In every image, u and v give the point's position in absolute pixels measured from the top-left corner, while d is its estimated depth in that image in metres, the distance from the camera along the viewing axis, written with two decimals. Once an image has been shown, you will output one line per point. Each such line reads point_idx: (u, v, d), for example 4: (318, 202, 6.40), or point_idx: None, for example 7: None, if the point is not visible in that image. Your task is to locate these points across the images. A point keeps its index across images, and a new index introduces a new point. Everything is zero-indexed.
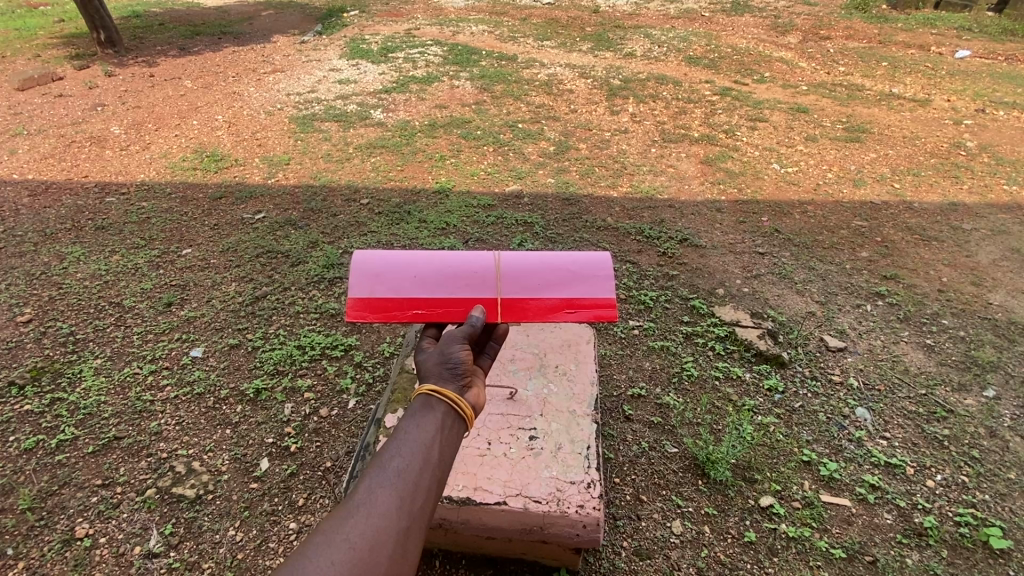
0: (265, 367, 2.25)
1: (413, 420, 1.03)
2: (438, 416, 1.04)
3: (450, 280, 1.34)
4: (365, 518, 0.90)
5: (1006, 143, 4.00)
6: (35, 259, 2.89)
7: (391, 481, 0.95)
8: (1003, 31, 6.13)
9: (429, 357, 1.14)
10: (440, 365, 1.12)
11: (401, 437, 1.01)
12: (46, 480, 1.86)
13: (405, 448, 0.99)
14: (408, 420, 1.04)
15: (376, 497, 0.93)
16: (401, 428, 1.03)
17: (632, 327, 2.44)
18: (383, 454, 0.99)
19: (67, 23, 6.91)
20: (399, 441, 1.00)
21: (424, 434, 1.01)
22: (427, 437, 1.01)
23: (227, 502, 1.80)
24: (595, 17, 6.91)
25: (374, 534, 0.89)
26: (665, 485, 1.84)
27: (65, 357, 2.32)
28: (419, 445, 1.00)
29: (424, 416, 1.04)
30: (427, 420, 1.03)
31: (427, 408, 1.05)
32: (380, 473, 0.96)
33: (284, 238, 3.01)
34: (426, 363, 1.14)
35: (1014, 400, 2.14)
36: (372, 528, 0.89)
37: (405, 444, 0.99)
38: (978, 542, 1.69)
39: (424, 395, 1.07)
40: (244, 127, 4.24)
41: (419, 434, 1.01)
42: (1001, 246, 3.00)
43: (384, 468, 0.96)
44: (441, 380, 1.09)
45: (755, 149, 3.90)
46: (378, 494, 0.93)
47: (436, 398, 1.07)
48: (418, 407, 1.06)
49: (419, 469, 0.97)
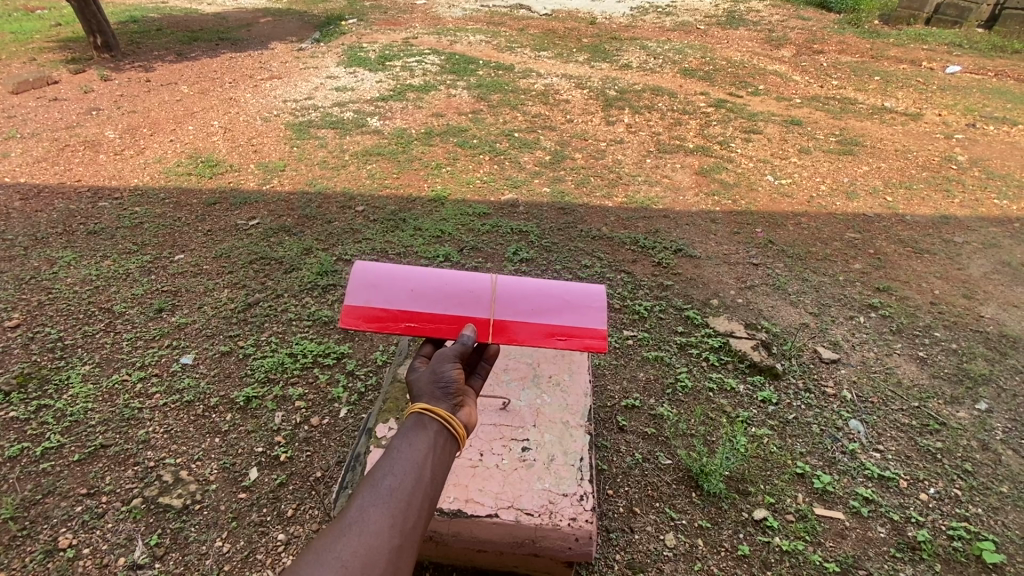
0: (256, 375, 2.22)
1: (404, 438, 1.02)
2: (430, 436, 1.03)
3: (444, 297, 1.35)
4: (357, 536, 0.89)
5: (996, 158, 4.04)
6: (25, 264, 2.86)
7: (384, 499, 0.94)
8: (993, 47, 6.21)
9: (422, 375, 1.14)
10: (432, 384, 1.11)
11: (391, 456, 1.00)
12: (30, 489, 1.83)
13: (398, 466, 0.98)
14: (400, 440, 1.02)
15: (370, 515, 0.92)
16: (393, 446, 1.01)
17: (626, 338, 2.43)
18: (376, 471, 0.98)
19: (64, 27, 6.90)
20: (391, 460, 0.99)
21: (414, 454, 1.00)
22: (419, 455, 1.00)
23: (215, 512, 1.78)
24: (593, 28, 6.97)
25: (368, 551, 0.88)
26: (658, 497, 1.83)
27: (52, 363, 2.30)
28: (411, 464, 0.98)
29: (417, 436, 1.02)
30: (419, 440, 1.02)
31: (419, 427, 1.04)
32: (373, 491, 0.95)
33: (277, 245, 2.99)
34: (418, 381, 1.13)
35: (1006, 414, 2.14)
36: (365, 546, 0.88)
37: (397, 464, 0.98)
38: (970, 556, 1.69)
39: (416, 414, 1.06)
40: (240, 133, 4.23)
41: (412, 453, 1.00)
42: (992, 259, 3.02)
43: (376, 487, 0.95)
44: (433, 398, 1.08)
45: (750, 161, 3.92)
46: (371, 512, 0.92)
47: (428, 416, 1.05)
48: (410, 426, 1.04)
49: (411, 488, 0.96)
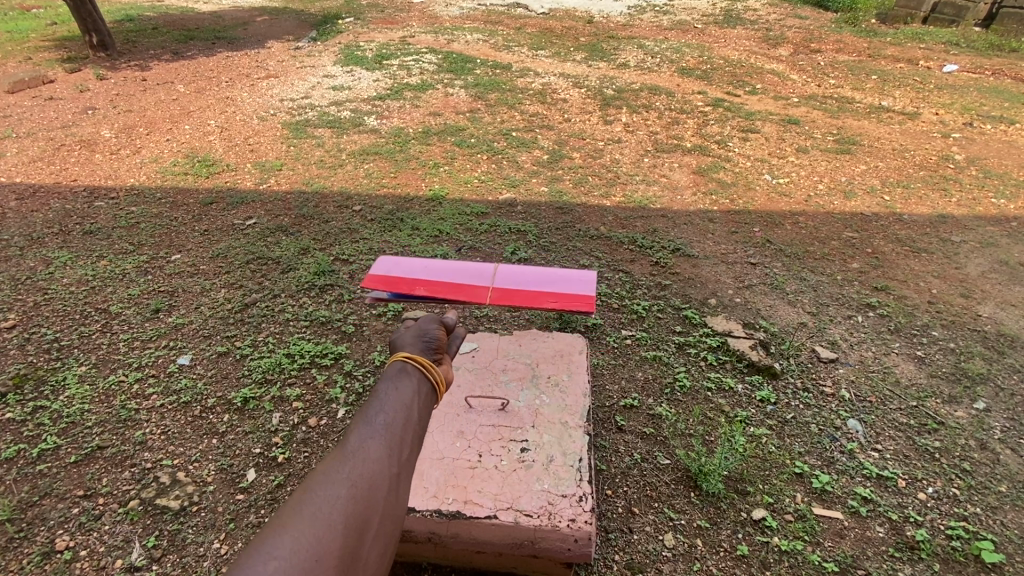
0: (253, 376, 2.22)
1: (390, 385, 1.03)
2: (415, 382, 1.04)
3: (450, 274, 1.43)
4: (359, 461, 0.89)
5: (994, 157, 4.04)
6: (21, 264, 2.85)
7: (380, 432, 0.94)
8: (990, 46, 6.21)
9: (404, 333, 1.15)
10: (415, 339, 1.12)
11: (380, 397, 1.00)
12: (27, 490, 1.82)
13: (390, 404, 0.99)
14: (385, 385, 1.03)
15: (369, 447, 0.91)
16: (380, 390, 1.02)
17: (625, 337, 2.43)
18: (366, 410, 0.98)
19: (59, 26, 6.86)
20: (380, 400, 0.99)
21: (404, 394, 1.01)
22: (407, 397, 1.01)
23: (213, 514, 1.77)
24: (590, 27, 6.95)
25: (371, 476, 0.88)
26: (657, 497, 1.82)
27: (48, 364, 2.28)
28: (402, 402, 0.99)
29: (403, 379, 1.03)
30: (407, 383, 1.03)
31: (404, 374, 1.05)
32: (367, 425, 0.95)
33: (275, 245, 2.98)
34: (402, 338, 1.14)
35: (1003, 413, 2.14)
36: (369, 470, 0.88)
37: (388, 403, 0.99)
38: (968, 555, 1.69)
39: (399, 362, 1.07)
40: (237, 132, 4.21)
41: (400, 393, 1.01)
42: (990, 258, 3.03)
43: (369, 424, 0.95)
44: (418, 350, 1.10)
45: (747, 160, 3.92)
46: (369, 445, 0.92)
47: (411, 364, 1.06)
48: (394, 372, 1.05)
49: (405, 423, 0.97)
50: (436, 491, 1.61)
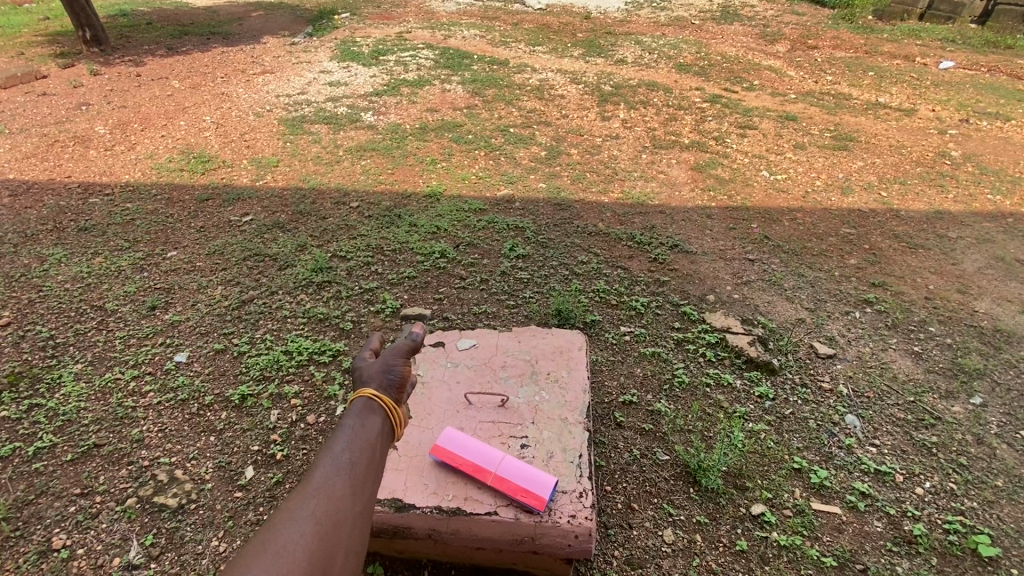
0: (251, 373, 2.21)
1: (356, 420, 1.04)
2: (380, 420, 1.06)
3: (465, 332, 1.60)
4: (324, 499, 0.92)
5: (990, 153, 4.05)
6: (15, 261, 2.82)
7: (344, 469, 0.97)
8: (986, 42, 6.22)
9: (370, 367, 1.16)
10: (381, 374, 1.13)
11: (344, 433, 1.02)
12: (23, 489, 1.81)
13: (354, 442, 1.01)
14: (349, 422, 1.04)
15: (334, 482, 0.95)
16: (345, 426, 1.04)
17: (623, 334, 2.42)
18: (331, 446, 1.00)
19: (52, 21, 6.80)
20: (344, 437, 1.01)
21: (368, 432, 1.03)
22: (373, 434, 1.03)
23: (211, 512, 1.76)
24: (587, 23, 6.93)
25: (336, 512, 0.91)
26: (656, 493, 1.83)
27: (43, 362, 2.27)
28: (366, 441, 1.01)
29: (367, 418, 1.04)
30: (371, 422, 1.04)
31: (369, 411, 1.06)
32: (332, 463, 0.97)
33: (272, 241, 2.97)
34: (366, 371, 1.15)
35: (1000, 408, 2.15)
36: (333, 508, 0.92)
37: (353, 440, 1.01)
38: (965, 549, 1.70)
39: (365, 399, 1.08)
40: (232, 129, 4.19)
41: (364, 431, 1.03)
42: (986, 255, 3.03)
43: (335, 459, 0.98)
44: (381, 387, 1.11)
45: (745, 157, 3.92)
46: (334, 480, 0.95)
47: (376, 402, 1.07)
48: (358, 409, 1.06)
49: (367, 462, 0.99)
50: (436, 488, 1.60)
